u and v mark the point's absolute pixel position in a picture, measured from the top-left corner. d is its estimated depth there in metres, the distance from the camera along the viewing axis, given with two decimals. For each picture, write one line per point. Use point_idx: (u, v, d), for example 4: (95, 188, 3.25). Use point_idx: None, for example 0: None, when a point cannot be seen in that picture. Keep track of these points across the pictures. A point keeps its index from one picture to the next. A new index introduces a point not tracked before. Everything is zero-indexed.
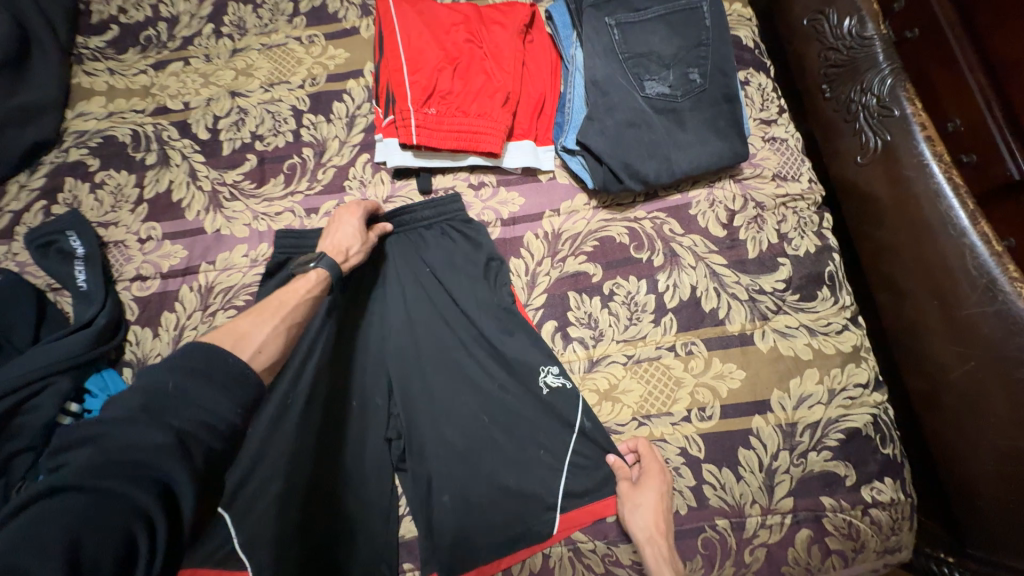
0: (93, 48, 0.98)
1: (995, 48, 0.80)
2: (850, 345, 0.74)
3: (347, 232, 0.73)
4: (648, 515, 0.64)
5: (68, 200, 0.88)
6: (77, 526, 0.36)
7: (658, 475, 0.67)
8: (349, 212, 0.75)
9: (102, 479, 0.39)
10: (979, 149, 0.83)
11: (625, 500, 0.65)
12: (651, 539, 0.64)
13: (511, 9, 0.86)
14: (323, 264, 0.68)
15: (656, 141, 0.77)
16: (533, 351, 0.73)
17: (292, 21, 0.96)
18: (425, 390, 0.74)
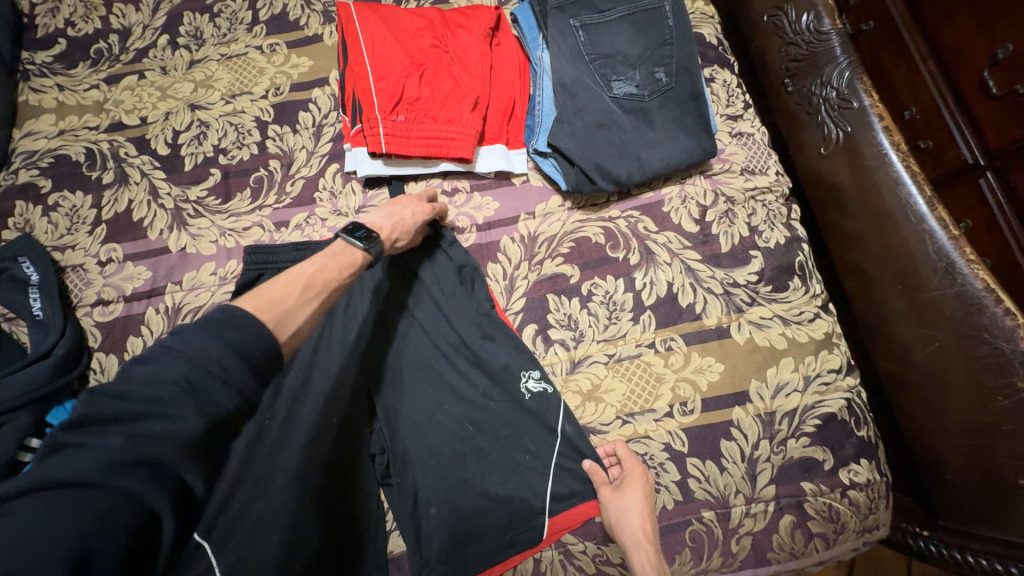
0: (39, 63, 0.94)
1: (944, 39, 0.85)
2: (822, 332, 0.76)
3: (410, 221, 0.71)
4: (634, 520, 0.63)
5: (19, 225, 0.84)
6: (95, 529, 0.37)
7: (641, 479, 0.67)
8: (419, 206, 0.73)
9: (124, 479, 0.39)
10: (934, 134, 0.89)
11: (610, 507, 0.64)
12: (638, 545, 0.62)
13: (475, 12, 0.86)
14: (374, 250, 0.64)
15: (627, 140, 0.77)
16: (513, 356, 0.73)
17: (251, 30, 0.94)
18: (408, 402, 0.73)
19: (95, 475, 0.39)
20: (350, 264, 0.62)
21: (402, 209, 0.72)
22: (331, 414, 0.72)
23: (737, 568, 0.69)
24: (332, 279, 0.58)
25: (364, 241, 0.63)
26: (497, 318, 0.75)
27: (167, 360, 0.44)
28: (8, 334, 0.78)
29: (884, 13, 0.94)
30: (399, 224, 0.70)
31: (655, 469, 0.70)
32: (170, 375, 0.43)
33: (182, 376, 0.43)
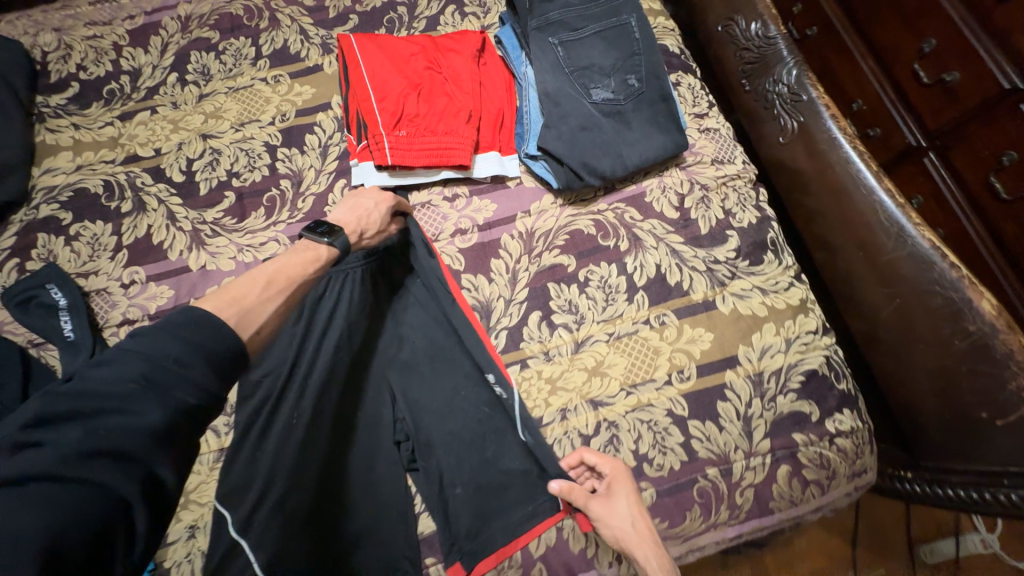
0: (54, 105, 1.00)
1: (880, 40, 1.05)
2: (797, 298, 0.84)
3: (373, 213, 0.78)
4: (630, 519, 0.70)
5: (43, 255, 0.88)
6: (60, 517, 0.41)
7: (626, 483, 0.72)
8: (381, 199, 0.80)
9: (86, 470, 0.44)
10: (880, 123, 1.08)
11: (609, 522, 0.70)
12: (643, 547, 0.69)
13: (462, 36, 0.95)
14: (337, 242, 0.71)
15: (608, 140, 0.86)
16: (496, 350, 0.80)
17: (256, 64, 1.01)
18: (429, 392, 0.80)
19: (59, 468, 0.43)
20: (315, 257, 0.69)
21: (369, 204, 0.79)
22: (356, 409, 0.79)
23: (743, 519, 0.75)
24: (296, 276, 0.65)
25: (326, 237, 0.71)
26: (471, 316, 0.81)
27: (125, 360, 0.50)
28: (39, 358, 0.82)
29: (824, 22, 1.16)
30: (368, 219, 0.78)
31: (660, 434, 0.76)
32: (131, 374, 0.49)
33: (140, 374, 0.49)
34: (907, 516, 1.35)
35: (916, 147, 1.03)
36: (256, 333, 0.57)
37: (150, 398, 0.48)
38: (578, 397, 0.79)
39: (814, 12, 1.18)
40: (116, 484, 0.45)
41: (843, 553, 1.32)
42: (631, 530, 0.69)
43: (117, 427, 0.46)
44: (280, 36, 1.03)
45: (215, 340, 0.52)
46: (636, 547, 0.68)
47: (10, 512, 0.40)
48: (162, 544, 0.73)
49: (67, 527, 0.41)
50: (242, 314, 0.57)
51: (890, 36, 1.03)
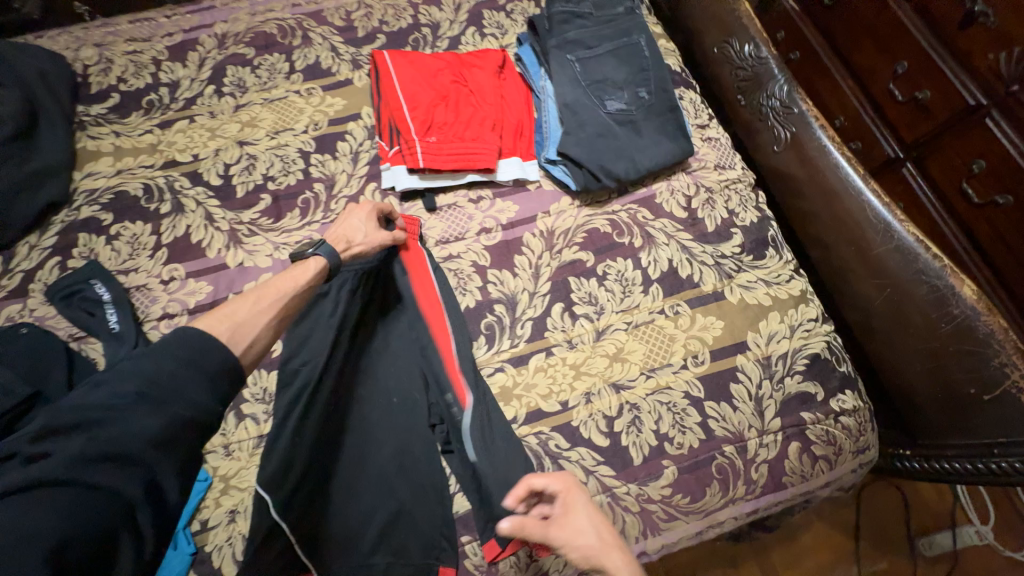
0: (95, 114, 1.05)
1: (860, 62, 1.17)
2: (798, 290, 0.92)
3: (359, 226, 0.81)
4: (596, 533, 0.63)
5: (84, 254, 0.92)
6: (66, 520, 0.48)
7: (577, 491, 0.66)
8: (365, 210, 0.83)
9: (90, 477, 0.51)
10: (861, 137, 1.19)
11: (572, 540, 0.62)
12: (617, 552, 0.61)
13: (485, 54, 1.04)
14: (322, 251, 0.75)
15: (621, 145, 0.94)
16: (467, 365, 0.83)
17: (289, 77, 1.08)
18: (442, 384, 0.83)
19: (64, 474, 0.50)
20: (304, 268, 0.73)
21: (352, 219, 0.82)
22: (391, 395, 0.84)
23: (759, 494, 0.80)
24: (286, 290, 0.69)
25: (311, 248, 0.76)
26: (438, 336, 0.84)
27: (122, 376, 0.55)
28: (81, 351, 0.83)
29: (807, 48, 1.28)
30: (352, 234, 0.81)
31: (679, 414, 0.82)
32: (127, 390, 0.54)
33: (135, 390, 0.55)
34: (905, 509, 1.40)
35: (895, 158, 1.14)
36: (247, 348, 0.63)
37: (145, 408, 0.54)
38: (601, 381, 0.84)
39: (796, 38, 1.31)
40: (122, 488, 0.52)
41: (848, 548, 1.36)
42: (601, 546, 0.62)
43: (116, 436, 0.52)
44: (312, 53, 1.11)
45: (206, 355, 0.58)
46: (611, 563, 0.60)
47: (21, 513, 0.47)
48: (204, 528, 0.75)
49: (73, 530, 0.48)
50: (234, 328, 0.62)
51: (868, 58, 1.15)
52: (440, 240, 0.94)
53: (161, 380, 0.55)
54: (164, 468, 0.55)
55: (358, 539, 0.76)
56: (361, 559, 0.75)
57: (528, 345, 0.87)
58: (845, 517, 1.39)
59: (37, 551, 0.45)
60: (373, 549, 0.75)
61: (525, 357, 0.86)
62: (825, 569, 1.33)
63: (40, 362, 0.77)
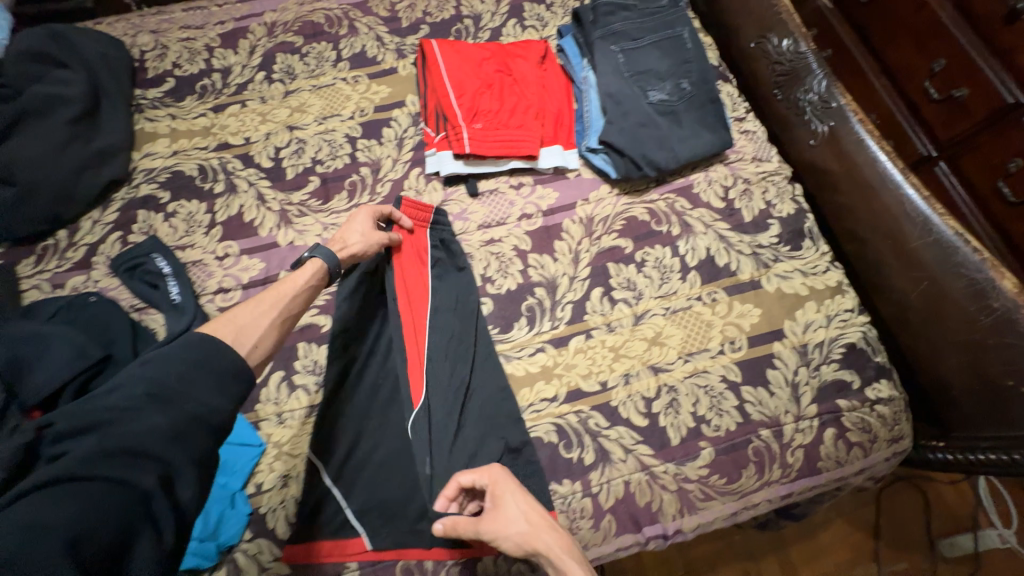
0: (151, 98, 1.09)
1: (895, 60, 1.17)
2: (834, 281, 0.93)
3: (355, 230, 0.85)
4: (525, 518, 0.64)
5: (144, 229, 0.95)
6: (84, 511, 0.52)
7: (505, 481, 0.68)
8: (363, 213, 0.87)
9: (108, 470, 0.55)
10: (894, 135, 1.19)
11: (503, 529, 0.63)
12: (546, 531, 0.62)
13: (529, 44, 1.06)
14: (319, 255, 0.80)
15: (663, 135, 0.96)
16: (446, 364, 0.84)
17: (337, 65, 1.12)
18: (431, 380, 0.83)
19: (84, 468, 0.54)
20: (304, 271, 0.78)
21: (351, 222, 0.86)
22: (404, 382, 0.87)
23: (795, 478, 0.82)
24: (288, 293, 0.75)
25: (309, 253, 0.81)
26: (411, 337, 0.85)
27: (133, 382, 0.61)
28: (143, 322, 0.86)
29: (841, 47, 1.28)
30: (351, 236, 0.85)
31: (716, 398, 0.84)
32: (137, 392, 0.60)
33: (145, 391, 0.60)
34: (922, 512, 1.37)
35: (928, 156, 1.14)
36: (253, 348, 0.69)
37: (154, 406, 0.60)
38: (639, 363, 0.86)
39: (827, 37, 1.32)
40: (137, 479, 0.56)
41: (867, 548, 1.34)
42: (533, 532, 0.62)
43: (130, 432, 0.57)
44: (358, 42, 1.14)
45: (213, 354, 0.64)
46: (545, 547, 0.61)
47: (46, 506, 0.51)
48: (257, 492, 0.77)
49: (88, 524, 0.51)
50: (238, 331, 0.69)
51: (903, 57, 1.15)
52: (482, 224, 0.97)
53: (167, 382, 0.61)
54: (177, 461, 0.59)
55: (403, 505, 0.78)
56: (408, 525, 0.77)
57: (568, 327, 0.89)
58: (862, 517, 1.37)
59: (55, 541, 0.48)
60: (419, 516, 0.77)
61: (566, 338, 0.88)
62: (845, 569, 1.32)
63: (108, 329, 0.81)
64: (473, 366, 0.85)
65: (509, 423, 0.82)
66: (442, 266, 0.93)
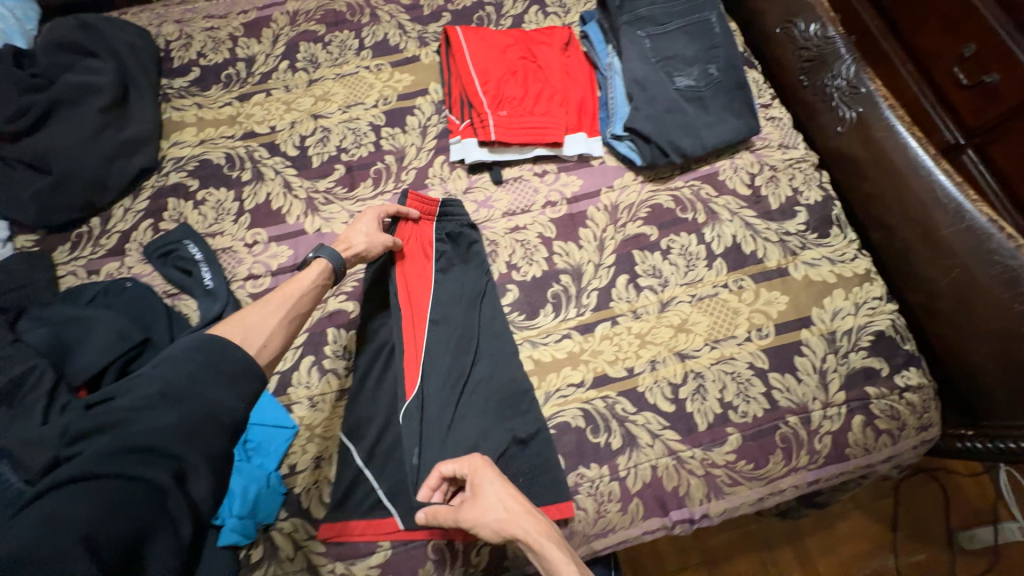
0: (177, 87, 1.10)
1: (923, 46, 1.14)
2: (862, 268, 0.92)
3: (360, 229, 0.84)
4: (505, 506, 0.61)
5: (174, 217, 0.97)
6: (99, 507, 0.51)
7: (484, 469, 0.66)
8: (368, 214, 0.86)
9: (122, 467, 0.55)
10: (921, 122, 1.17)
11: (481, 516, 0.61)
12: (524, 517, 0.60)
13: (552, 31, 1.06)
14: (324, 255, 0.79)
15: (689, 121, 0.95)
16: (446, 357, 0.84)
17: (359, 54, 1.12)
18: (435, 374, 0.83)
19: (97, 467, 0.54)
20: (310, 272, 0.78)
21: (356, 222, 0.85)
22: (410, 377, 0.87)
23: (822, 464, 0.82)
24: (296, 293, 0.75)
25: (313, 252, 0.80)
26: (410, 330, 0.84)
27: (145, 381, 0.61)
28: (177, 307, 0.88)
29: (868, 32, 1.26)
30: (356, 237, 0.83)
31: (743, 384, 0.84)
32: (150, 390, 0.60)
33: (158, 390, 0.60)
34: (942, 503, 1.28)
35: (955, 143, 1.12)
36: (261, 348, 0.68)
37: (165, 405, 0.59)
38: (666, 350, 0.87)
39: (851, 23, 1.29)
40: (152, 476, 0.56)
41: (884, 539, 1.25)
42: (512, 520, 0.60)
43: (146, 429, 0.57)
44: (380, 30, 1.14)
45: (220, 356, 0.64)
46: (525, 535, 0.59)
47: (65, 501, 0.51)
48: (292, 472, 0.79)
49: (104, 521, 0.51)
50: (247, 332, 0.68)
51: (930, 41, 1.13)
52: (506, 212, 0.97)
53: (179, 382, 0.61)
54: (192, 458, 0.58)
55: None
56: None
57: (594, 314, 0.89)
58: (883, 507, 1.28)
59: (71, 536, 0.48)
60: None
61: (592, 325, 0.89)
62: (863, 560, 1.23)
63: (146, 314, 0.83)
64: (474, 359, 0.85)
65: (510, 417, 0.81)
66: (448, 260, 0.92)
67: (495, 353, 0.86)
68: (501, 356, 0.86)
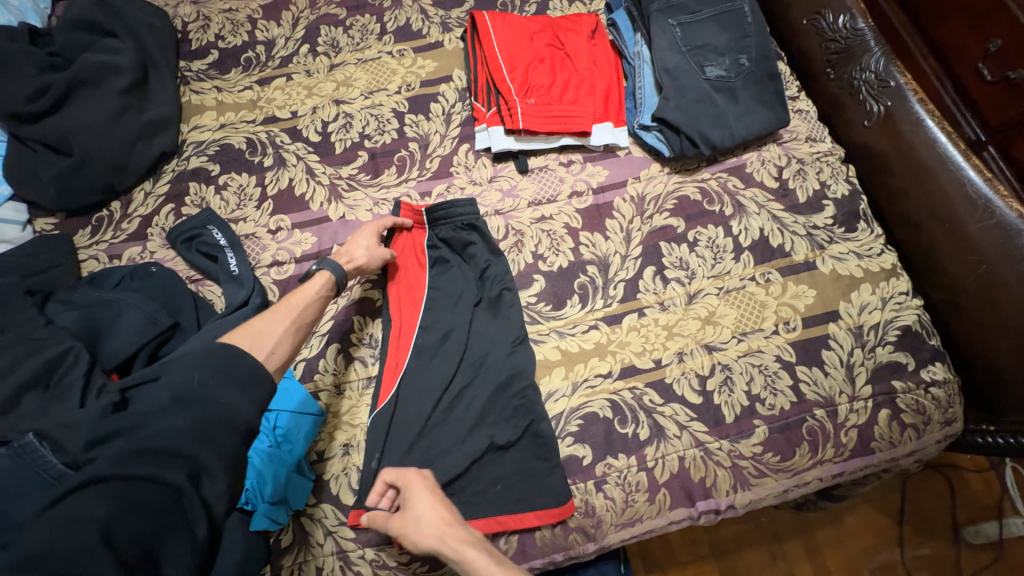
0: (196, 70, 1.08)
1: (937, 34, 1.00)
2: (889, 263, 0.91)
3: (361, 243, 0.84)
4: (429, 520, 0.64)
5: (196, 202, 0.96)
6: (111, 509, 0.48)
7: (418, 483, 0.68)
8: (371, 228, 0.86)
9: (133, 469, 0.51)
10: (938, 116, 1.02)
11: (405, 528, 0.64)
12: (444, 534, 0.63)
13: (579, 19, 1.05)
14: (326, 268, 0.79)
15: (720, 112, 0.95)
16: (435, 361, 0.83)
17: (381, 39, 1.10)
18: (422, 378, 0.82)
19: (107, 470, 0.50)
20: (314, 282, 0.77)
21: (357, 236, 0.85)
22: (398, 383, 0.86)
23: (847, 457, 0.82)
24: (301, 302, 0.74)
25: (316, 264, 0.80)
26: (393, 342, 0.84)
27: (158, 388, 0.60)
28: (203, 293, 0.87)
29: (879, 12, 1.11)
30: (358, 250, 0.83)
31: (771, 376, 0.84)
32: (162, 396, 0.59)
33: (168, 397, 0.59)
34: (949, 497, 1.27)
35: (975, 142, 0.97)
36: (269, 355, 0.68)
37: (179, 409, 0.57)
38: (693, 342, 0.86)
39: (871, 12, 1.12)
40: (167, 476, 0.52)
41: (891, 531, 1.25)
42: (435, 533, 0.63)
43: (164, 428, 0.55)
44: (402, 15, 1.12)
45: (233, 360, 0.63)
46: (445, 546, 0.62)
47: (76, 505, 0.47)
48: (320, 459, 0.79)
49: (118, 524, 0.47)
50: (255, 340, 0.68)
51: (951, 33, 0.97)
52: (532, 202, 0.96)
53: (191, 387, 0.59)
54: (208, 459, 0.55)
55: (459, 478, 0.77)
56: (465, 493, 0.77)
57: (621, 305, 0.89)
58: (889, 501, 1.27)
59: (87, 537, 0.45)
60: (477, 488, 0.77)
61: (619, 316, 0.88)
62: (869, 554, 1.22)
63: (173, 299, 0.82)
64: (456, 369, 0.82)
65: (491, 423, 0.80)
66: (443, 264, 0.90)
67: (480, 361, 0.83)
68: (491, 358, 0.83)
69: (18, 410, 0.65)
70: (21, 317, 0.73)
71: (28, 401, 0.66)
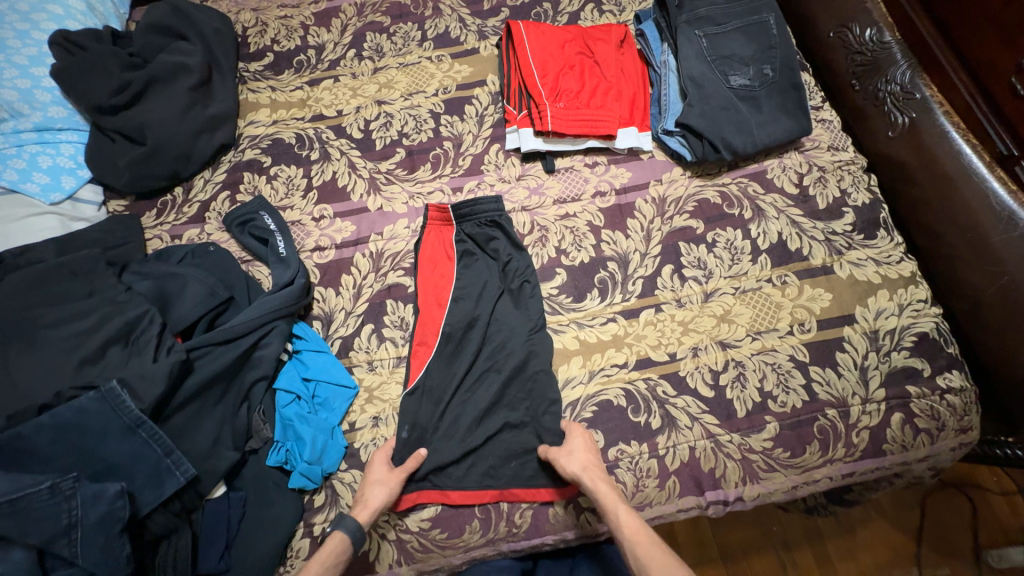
0: (253, 71, 1.18)
1: (971, 48, 0.97)
2: (908, 271, 0.93)
3: (376, 475, 0.78)
4: (584, 457, 0.77)
5: (249, 190, 1.05)
6: None
7: (580, 429, 0.82)
8: (384, 453, 0.80)
9: None
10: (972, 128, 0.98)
11: (560, 451, 0.79)
12: (587, 468, 0.76)
13: (609, 29, 1.11)
14: (343, 526, 0.72)
15: (742, 120, 0.98)
16: (459, 346, 0.88)
17: (422, 45, 1.18)
18: (446, 360, 0.87)
19: None
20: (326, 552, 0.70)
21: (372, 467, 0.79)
22: None
23: (858, 458, 0.84)
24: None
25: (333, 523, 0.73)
26: (418, 331, 0.89)
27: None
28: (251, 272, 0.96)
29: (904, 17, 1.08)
30: (371, 491, 0.76)
31: (784, 374, 0.87)
32: None
33: None
34: (971, 518, 1.24)
35: (1007, 157, 0.93)
36: None
37: None
38: (707, 338, 0.90)
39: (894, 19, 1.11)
40: None
41: (906, 548, 1.23)
42: (581, 465, 0.76)
43: None
44: (442, 23, 1.20)
45: None
46: (586, 476, 0.75)
47: None
48: (352, 428, 0.85)
49: None
50: None
51: (985, 50, 0.95)
52: (557, 200, 1.02)
53: None
54: None
55: (479, 455, 0.82)
56: (484, 469, 0.82)
57: (638, 301, 0.93)
58: (907, 516, 1.26)
59: None
60: (496, 465, 0.82)
61: (636, 311, 0.92)
62: (882, 569, 1.21)
63: (230, 276, 0.91)
64: (478, 354, 0.87)
65: (507, 405, 0.85)
66: (469, 256, 0.96)
67: (500, 346, 0.88)
68: (510, 343, 0.88)
69: (103, 362, 0.75)
70: (102, 283, 0.82)
71: (110, 355, 0.76)
